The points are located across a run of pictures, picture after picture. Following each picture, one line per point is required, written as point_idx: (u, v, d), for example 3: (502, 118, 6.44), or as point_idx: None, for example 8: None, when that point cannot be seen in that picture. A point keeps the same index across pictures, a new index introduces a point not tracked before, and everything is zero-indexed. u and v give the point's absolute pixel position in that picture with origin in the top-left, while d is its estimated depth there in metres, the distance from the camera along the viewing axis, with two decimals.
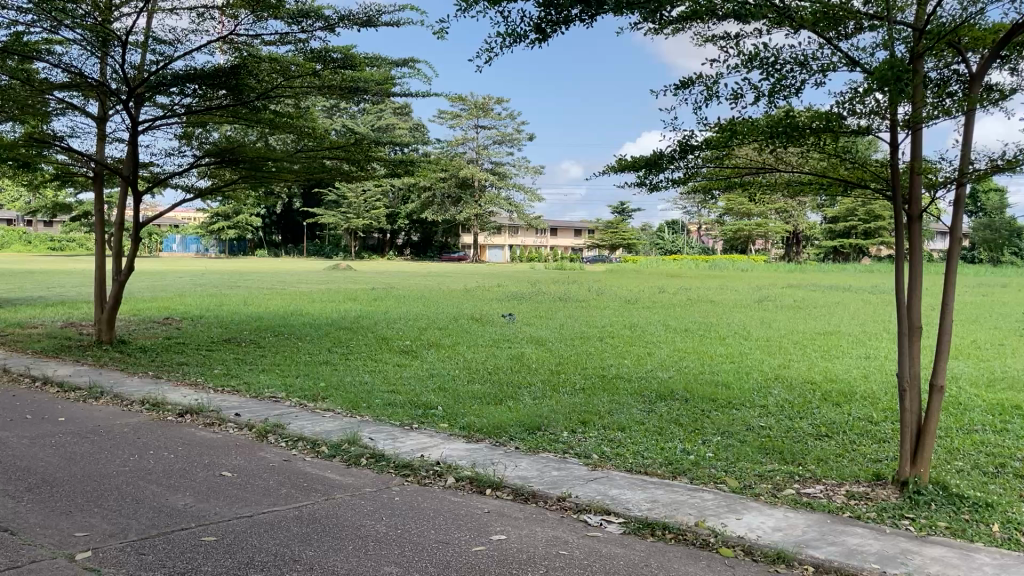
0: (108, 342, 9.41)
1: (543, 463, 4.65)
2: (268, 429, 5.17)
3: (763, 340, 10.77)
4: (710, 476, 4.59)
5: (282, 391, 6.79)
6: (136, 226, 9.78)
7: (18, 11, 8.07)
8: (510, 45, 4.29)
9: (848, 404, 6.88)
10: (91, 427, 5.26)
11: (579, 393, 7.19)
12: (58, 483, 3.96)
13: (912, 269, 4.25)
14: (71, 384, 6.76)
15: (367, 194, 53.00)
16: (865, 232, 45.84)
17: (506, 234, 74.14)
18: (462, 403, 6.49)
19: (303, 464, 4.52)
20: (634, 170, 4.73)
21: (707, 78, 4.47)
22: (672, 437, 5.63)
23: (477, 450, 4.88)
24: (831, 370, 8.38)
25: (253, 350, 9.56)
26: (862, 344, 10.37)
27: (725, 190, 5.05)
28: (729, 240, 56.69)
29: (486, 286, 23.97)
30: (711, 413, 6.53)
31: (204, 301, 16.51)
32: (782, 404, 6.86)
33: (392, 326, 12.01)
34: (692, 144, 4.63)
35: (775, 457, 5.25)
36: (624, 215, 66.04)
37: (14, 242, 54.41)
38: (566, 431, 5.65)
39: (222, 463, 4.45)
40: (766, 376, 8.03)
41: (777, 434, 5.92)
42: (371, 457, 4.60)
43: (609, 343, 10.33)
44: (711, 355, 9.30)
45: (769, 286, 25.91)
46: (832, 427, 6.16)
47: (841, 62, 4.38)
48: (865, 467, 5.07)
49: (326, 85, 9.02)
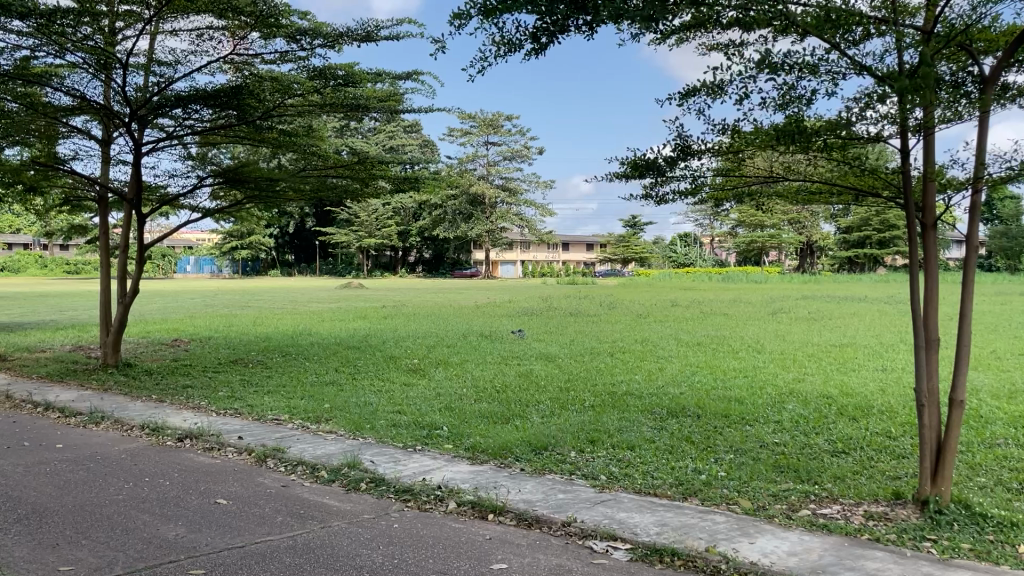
0: (114, 364, 9.36)
1: (549, 485, 4.50)
2: (267, 453, 5.06)
3: (778, 353, 10.56)
4: (721, 497, 4.43)
5: (285, 413, 6.68)
6: (140, 247, 9.73)
7: (20, 36, 8.06)
8: (505, 55, 4.18)
9: (865, 419, 6.69)
10: (89, 453, 5.15)
11: (588, 410, 7.04)
12: (48, 513, 3.85)
13: (928, 280, 4.09)
14: (72, 409, 6.67)
15: (378, 212, 53.08)
16: (879, 241, 45.42)
17: (517, 250, 74.14)
18: (468, 423, 6.34)
19: (301, 490, 4.39)
20: (637, 176, 4.59)
21: (712, 84, 4.36)
22: (684, 456, 5.47)
23: (481, 473, 4.74)
24: (848, 383, 8.18)
25: (260, 371, 9.47)
26: (879, 356, 10.17)
27: (733, 201, 4.91)
28: (743, 252, 56.38)
29: (498, 302, 23.87)
30: (723, 430, 6.36)
31: (214, 322, 16.48)
32: (797, 419, 6.68)
33: (400, 344, 11.88)
34: (697, 150, 4.51)
35: (790, 476, 5.08)
36: (636, 229, 65.89)
37: (31, 267, 54.79)
38: (573, 450, 5.50)
39: (218, 490, 4.33)
40: (781, 391, 7.83)
41: (792, 451, 5.75)
42: (371, 481, 4.48)
43: (620, 359, 10.17)
44: (724, 370, 9.13)
45: (784, 298, 25.66)
46: (849, 443, 5.99)
47: (850, 69, 4.26)
48: (883, 485, 4.90)
49: (329, 103, 8.90)
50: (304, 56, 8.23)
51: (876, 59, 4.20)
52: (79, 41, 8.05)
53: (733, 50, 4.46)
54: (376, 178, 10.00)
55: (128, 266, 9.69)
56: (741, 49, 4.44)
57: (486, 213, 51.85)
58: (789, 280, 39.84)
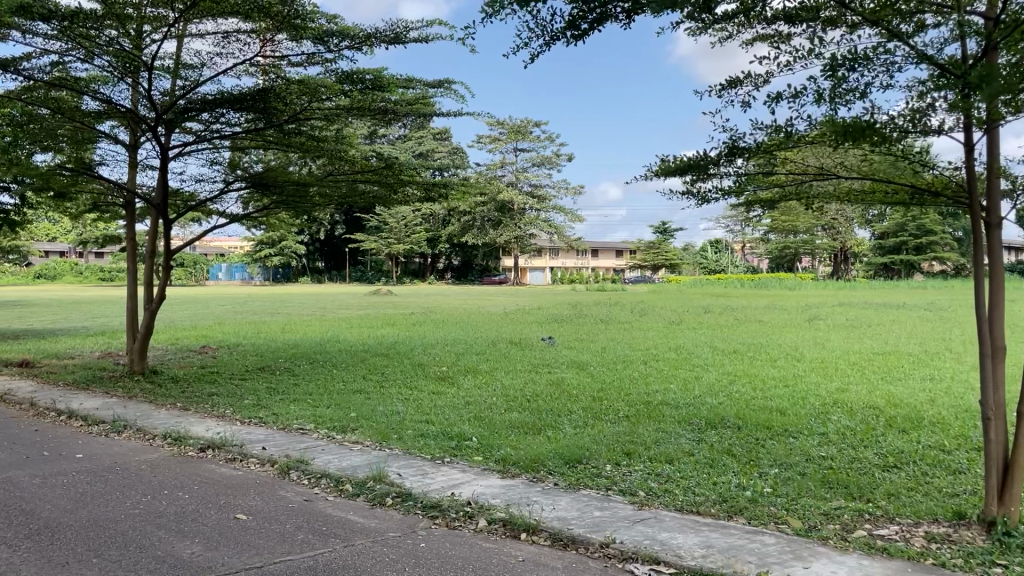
0: (140, 372, 9.25)
1: (584, 502, 4.25)
2: (290, 465, 4.87)
3: (818, 362, 10.19)
4: (769, 515, 4.15)
5: (311, 422, 6.49)
6: (167, 253, 9.64)
7: (47, 39, 8.02)
8: (540, 45, 3.97)
9: (916, 431, 6.35)
10: (108, 464, 4.99)
11: (624, 421, 6.77)
12: (60, 529, 3.69)
13: (993, 284, 3.78)
14: (95, 417, 6.54)
15: (407, 218, 53.11)
16: (916, 246, 44.45)
17: (546, 257, 73.84)
18: (498, 434, 6.11)
19: (325, 505, 4.18)
20: (678, 174, 4.34)
21: (758, 77, 4.12)
22: (726, 470, 5.20)
23: (513, 488, 4.50)
24: (894, 393, 7.84)
25: (286, 379, 9.31)
26: (926, 365, 9.78)
27: (779, 202, 4.65)
28: (776, 258, 55.62)
29: (528, 309, 23.60)
30: (766, 442, 6.07)
31: (243, 328, 16.42)
32: (844, 432, 6.37)
33: (428, 352, 11.69)
34: (743, 146, 4.26)
35: (841, 492, 4.78)
36: (666, 235, 65.30)
37: (67, 275, 55.69)
38: (609, 464, 5.25)
39: (237, 504, 4.14)
40: (825, 402, 7.50)
41: (841, 465, 5.45)
42: (397, 496, 4.26)
43: (654, 367, 9.89)
44: (763, 379, 8.81)
45: (820, 304, 25.09)
46: (901, 457, 5.67)
47: (906, 60, 3.99)
48: (942, 503, 4.59)
49: (356, 107, 8.70)
50: (331, 58, 8.08)
51: (937, 49, 3.93)
52: (105, 44, 8.01)
53: (779, 41, 4.21)
54: (404, 184, 9.83)
55: (155, 273, 9.59)
56: (789, 40, 4.19)
57: (514, 219, 51.70)
58: (824, 286, 39.04)
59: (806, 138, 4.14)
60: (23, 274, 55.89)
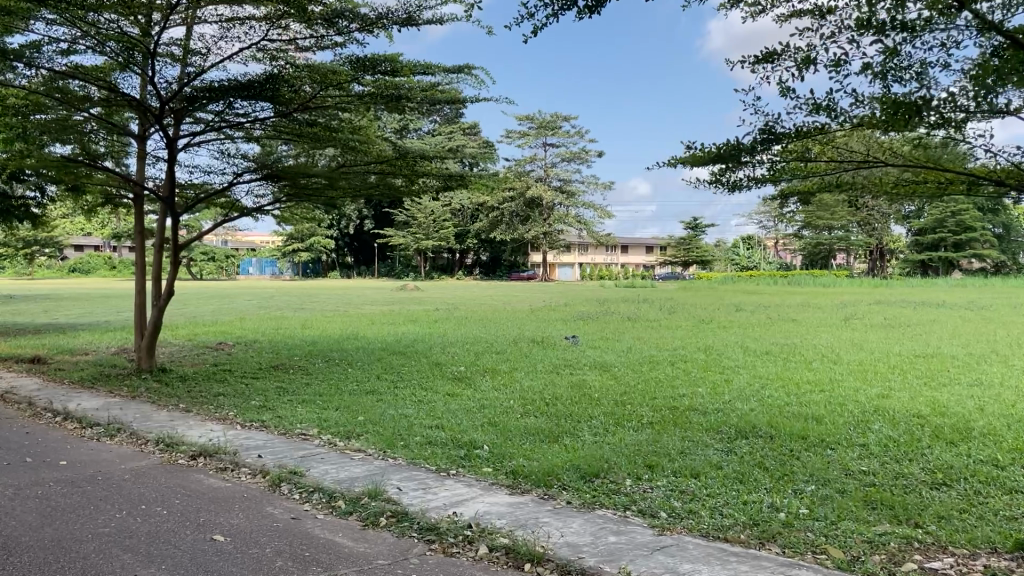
0: (148, 370, 9.00)
1: (598, 525, 3.83)
2: (282, 477, 4.51)
3: (857, 364, 9.65)
4: (806, 543, 3.70)
5: (315, 427, 6.13)
6: (176, 247, 9.37)
7: (50, 25, 7.76)
8: (552, 14, 3.54)
9: (965, 443, 5.84)
10: (90, 473, 4.68)
11: (646, 429, 6.34)
12: (17, 550, 3.37)
13: None
14: (90, 419, 6.25)
15: (435, 213, 52.83)
16: (955, 242, 43.26)
17: (576, 253, 73.37)
18: (511, 442, 5.71)
19: (313, 524, 3.82)
20: (706, 163, 3.91)
21: (797, 52, 3.67)
22: (757, 487, 4.76)
23: (520, 507, 4.09)
24: (940, 400, 7.29)
25: (298, 378, 8.99)
26: (973, 369, 9.20)
27: (817, 191, 4.20)
28: (810, 255, 54.53)
29: (555, 305, 23.09)
30: (801, 454, 5.62)
31: (264, 324, 16.17)
32: (886, 443, 5.88)
33: (447, 350, 11.32)
34: (781, 130, 3.80)
35: (885, 515, 4.32)
36: (697, 231, 64.28)
37: (100, 268, 56.23)
38: (629, 478, 4.83)
39: (217, 523, 3.79)
40: (865, 409, 6.99)
41: (885, 483, 4.97)
42: (392, 516, 3.87)
43: (682, 369, 9.43)
44: (798, 384, 8.31)
45: (857, 303, 24.30)
46: (951, 473, 5.17)
47: (966, 31, 3.51)
48: (1000, 529, 4.11)
49: (370, 95, 8.34)
50: (340, 41, 7.72)
51: (1001, 16, 3.44)
52: (109, 31, 7.74)
53: (820, 12, 3.75)
54: (420, 176, 9.46)
55: (163, 267, 9.32)
56: (832, 12, 3.73)
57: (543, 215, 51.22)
58: (858, 284, 38.03)
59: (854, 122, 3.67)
60: (58, 268, 56.63)
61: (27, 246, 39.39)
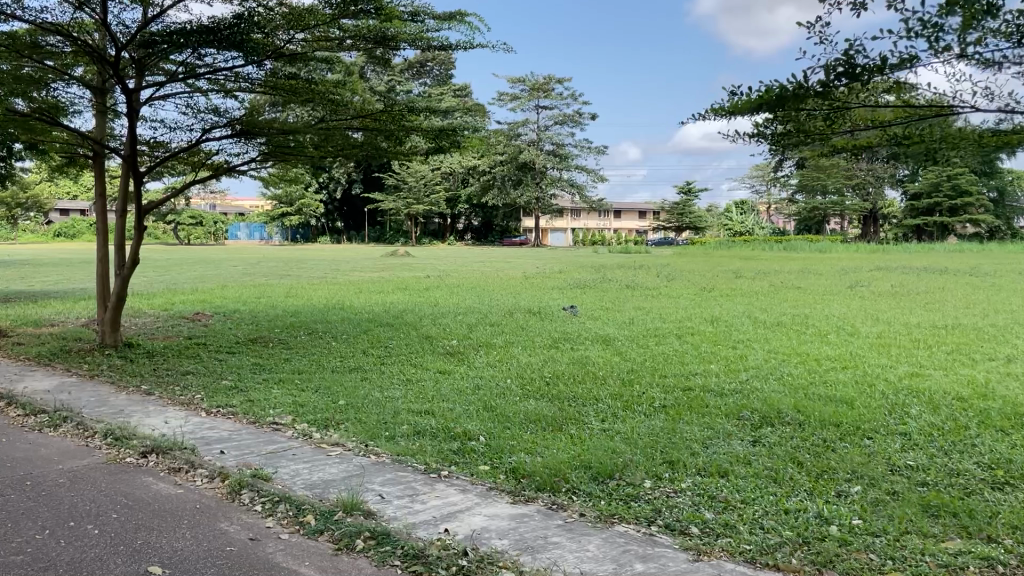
0: (114, 346, 8.29)
1: (620, 548, 3.17)
2: (244, 482, 3.82)
3: (876, 338, 9.02)
4: (871, 570, 3.06)
5: (289, 414, 5.44)
6: (142, 211, 8.56)
7: None
8: None
9: (1018, 431, 5.21)
10: (17, 477, 3.97)
11: (660, 414, 5.69)
12: None
13: None
14: (34, 406, 5.52)
15: (426, 176, 51.74)
16: (951, 208, 42.62)
17: (568, 218, 72.83)
18: (511, 432, 5.04)
19: (275, 548, 3.14)
20: (756, 110, 3.28)
21: None
22: (797, 488, 4.13)
23: (526, 521, 3.43)
24: (977, 379, 6.66)
25: (278, 353, 8.30)
26: (1003, 342, 8.56)
27: (881, 142, 3.54)
28: (804, 220, 53.90)
29: (549, 273, 22.35)
30: (837, 445, 4.98)
31: (246, 292, 15.40)
32: (929, 431, 5.26)
33: (439, 321, 10.64)
34: (851, 65, 3.06)
35: (952, 525, 3.68)
36: (690, 196, 63.33)
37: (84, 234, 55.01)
38: (649, 479, 4.17)
39: (157, 548, 3.10)
40: (898, 390, 6.36)
41: (939, 482, 4.32)
42: (371, 536, 3.20)
43: (690, 342, 8.78)
44: (818, 360, 7.65)
45: (857, 268, 23.68)
46: (1010, 469, 4.53)
47: None
48: None
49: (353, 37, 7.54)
50: None
51: None
52: None
53: None
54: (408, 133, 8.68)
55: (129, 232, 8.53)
56: None
57: (535, 178, 50.27)
58: (854, 249, 37.36)
59: (949, 64, 2.91)
60: (40, 232, 55.29)
61: (8, 211, 38.26)
